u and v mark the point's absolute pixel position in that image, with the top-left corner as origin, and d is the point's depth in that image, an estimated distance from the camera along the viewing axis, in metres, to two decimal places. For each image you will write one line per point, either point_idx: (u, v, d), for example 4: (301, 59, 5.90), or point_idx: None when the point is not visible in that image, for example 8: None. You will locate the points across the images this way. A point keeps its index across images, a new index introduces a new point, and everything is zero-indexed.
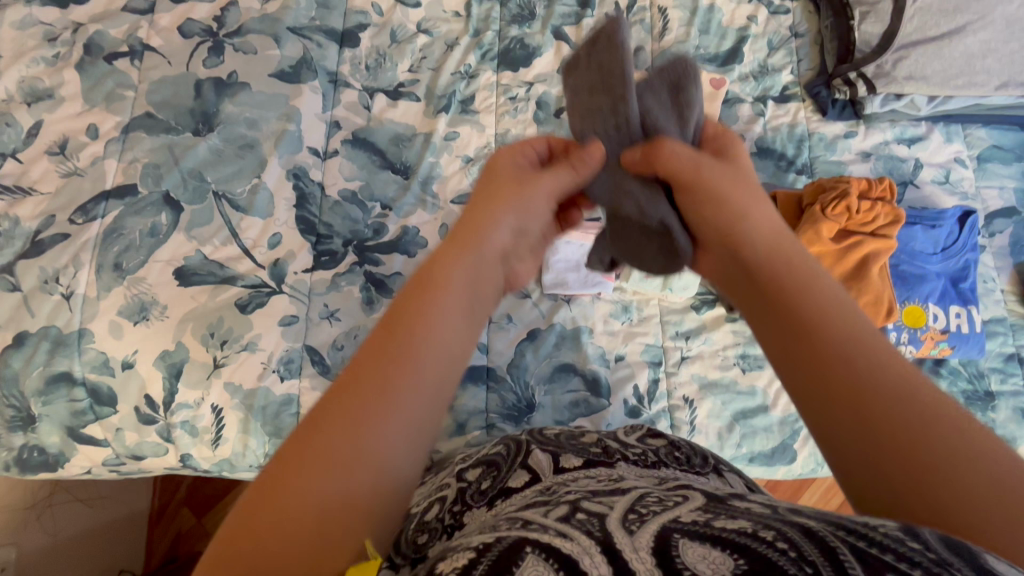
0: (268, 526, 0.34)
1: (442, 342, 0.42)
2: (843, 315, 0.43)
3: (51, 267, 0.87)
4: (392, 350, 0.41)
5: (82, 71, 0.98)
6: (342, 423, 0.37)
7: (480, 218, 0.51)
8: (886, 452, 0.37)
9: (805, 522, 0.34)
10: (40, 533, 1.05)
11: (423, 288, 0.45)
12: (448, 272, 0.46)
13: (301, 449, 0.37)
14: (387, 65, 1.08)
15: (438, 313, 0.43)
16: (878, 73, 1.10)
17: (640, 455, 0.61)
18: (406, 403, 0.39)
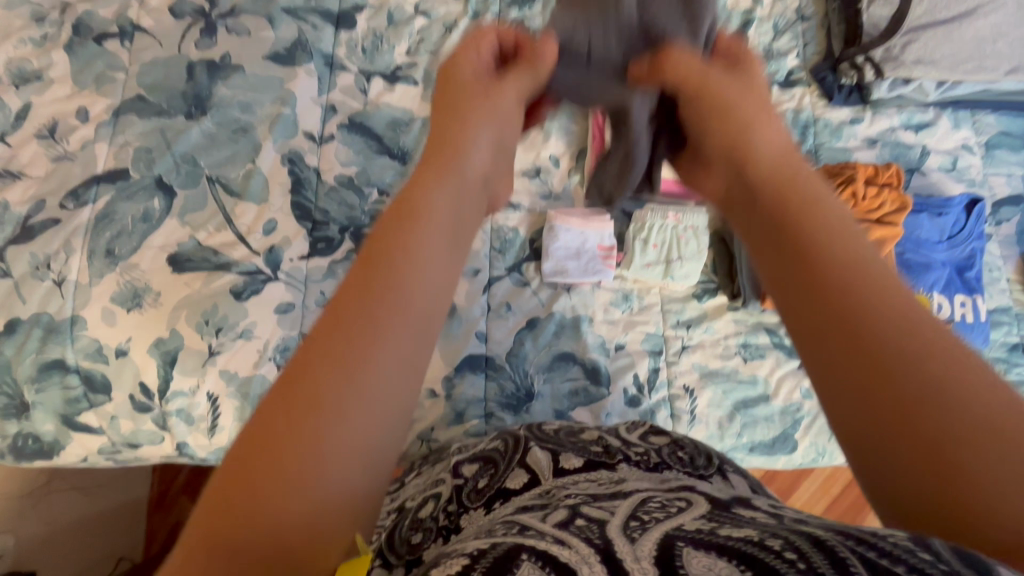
0: (257, 478, 0.32)
1: (422, 268, 0.40)
2: (853, 241, 0.40)
3: (43, 253, 0.85)
4: (370, 280, 0.38)
5: (71, 52, 0.96)
6: (332, 360, 0.35)
7: (453, 140, 0.49)
8: (902, 389, 0.33)
9: (815, 532, 0.32)
10: (36, 522, 1.07)
11: (399, 215, 0.42)
12: (426, 196, 0.43)
13: (284, 394, 0.34)
14: (384, 48, 1.06)
15: (414, 237, 0.41)
16: (886, 57, 1.07)
17: (642, 455, 0.59)
18: (383, 327, 0.37)
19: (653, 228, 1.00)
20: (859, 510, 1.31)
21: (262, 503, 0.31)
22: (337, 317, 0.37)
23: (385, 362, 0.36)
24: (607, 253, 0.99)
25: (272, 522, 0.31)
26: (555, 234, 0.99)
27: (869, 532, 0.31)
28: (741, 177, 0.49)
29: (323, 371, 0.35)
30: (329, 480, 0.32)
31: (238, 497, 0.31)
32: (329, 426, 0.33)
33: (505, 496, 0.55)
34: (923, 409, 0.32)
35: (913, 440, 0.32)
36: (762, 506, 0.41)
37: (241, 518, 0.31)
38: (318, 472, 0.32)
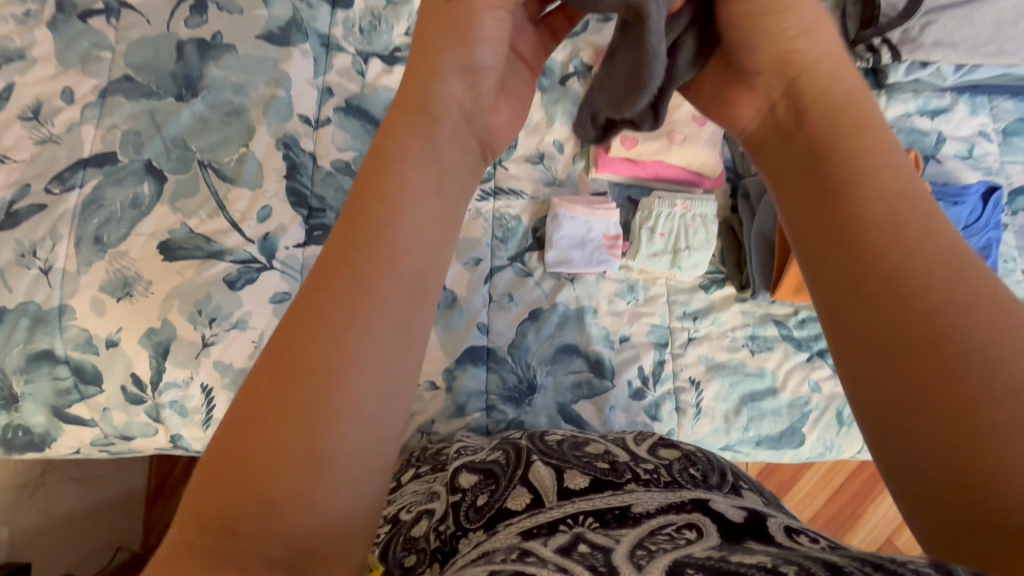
0: (243, 460, 0.30)
1: (405, 222, 0.37)
2: (882, 199, 0.39)
3: (28, 239, 0.82)
4: (349, 238, 0.36)
5: (55, 30, 0.92)
6: (312, 327, 0.33)
7: (430, 77, 0.44)
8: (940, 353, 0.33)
9: (831, 559, 0.31)
10: (35, 511, 1.03)
11: (376, 166, 0.39)
12: (404, 144, 0.40)
13: (266, 366, 0.32)
14: (383, 28, 1.01)
15: (395, 188, 0.38)
16: (904, 39, 1.03)
17: (651, 472, 0.58)
18: (364, 288, 0.34)
19: (660, 217, 0.97)
20: (862, 502, 1.29)
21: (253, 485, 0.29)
22: (317, 280, 0.35)
23: (369, 326, 0.34)
24: (613, 242, 0.96)
25: (263, 508, 0.29)
26: (559, 222, 0.96)
27: (889, 559, 0.30)
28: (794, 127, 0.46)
29: (303, 340, 0.32)
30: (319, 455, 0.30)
31: (228, 482, 0.29)
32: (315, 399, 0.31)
33: (506, 517, 0.52)
34: (951, 372, 0.32)
35: (935, 399, 0.32)
36: (778, 537, 0.39)
37: (232, 508, 0.29)
38: (308, 452, 0.30)
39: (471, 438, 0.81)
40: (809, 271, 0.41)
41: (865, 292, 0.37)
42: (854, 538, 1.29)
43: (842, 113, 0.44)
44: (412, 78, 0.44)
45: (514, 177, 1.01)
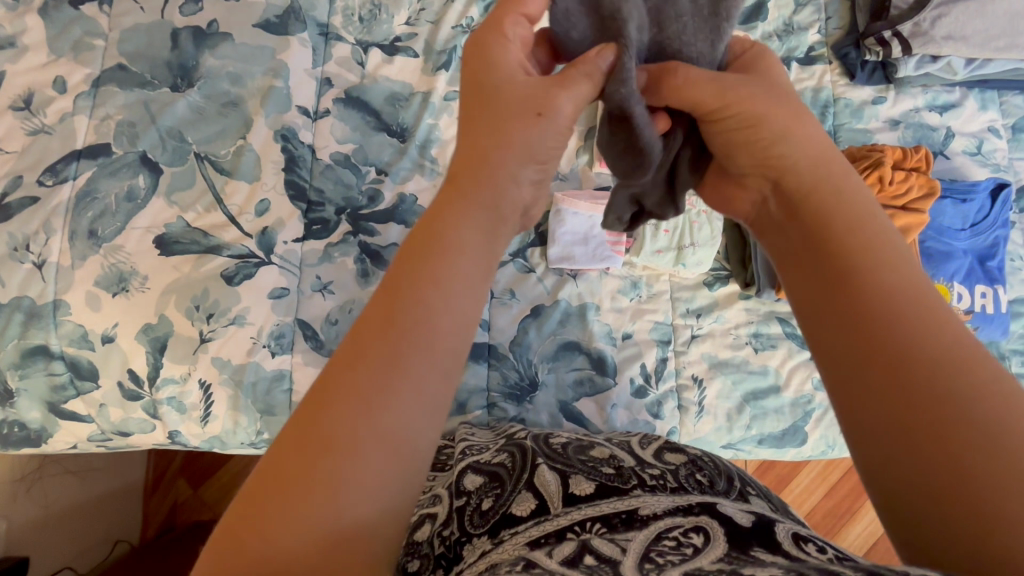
0: (268, 517, 0.29)
1: (452, 304, 0.36)
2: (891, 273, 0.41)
3: (21, 232, 0.81)
4: (390, 315, 0.34)
5: (46, 16, 0.90)
6: (346, 400, 0.32)
7: (487, 151, 0.44)
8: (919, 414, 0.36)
9: (841, 571, 0.30)
10: (32, 504, 1.00)
11: (420, 243, 0.38)
12: (453, 225, 0.39)
13: (296, 428, 0.32)
14: (383, 17, 0.99)
15: (440, 263, 0.37)
16: (915, 32, 1.01)
17: (658, 478, 0.57)
18: (403, 371, 0.33)
19: None
20: (860, 498, 1.30)
21: (269, 535, 0.29)
22: (352, 354, 0.33)
23: (404, 412, 0.32)
24: (616, 239, 0.95)
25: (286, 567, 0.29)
26: (562, 217, 0.95)
27: (899, 572, 0.29)
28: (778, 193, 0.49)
29: (336, 412, 0.31)
30: (335, 522, 0.29)
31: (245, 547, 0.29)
32: (339, 473, 0.30)
33: (511, 524, 0.52)
34: (952, 446, 0.34)
35: (945, 480, 0.34)
36: (786, 544, 0.39)
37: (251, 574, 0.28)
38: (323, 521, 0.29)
39: (474, 435, 0.80)
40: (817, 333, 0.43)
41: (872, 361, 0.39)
42: (851, 533, 1.29)
43: (825, 192, 0.46)
44: (472, 148, 0.44)
45: None
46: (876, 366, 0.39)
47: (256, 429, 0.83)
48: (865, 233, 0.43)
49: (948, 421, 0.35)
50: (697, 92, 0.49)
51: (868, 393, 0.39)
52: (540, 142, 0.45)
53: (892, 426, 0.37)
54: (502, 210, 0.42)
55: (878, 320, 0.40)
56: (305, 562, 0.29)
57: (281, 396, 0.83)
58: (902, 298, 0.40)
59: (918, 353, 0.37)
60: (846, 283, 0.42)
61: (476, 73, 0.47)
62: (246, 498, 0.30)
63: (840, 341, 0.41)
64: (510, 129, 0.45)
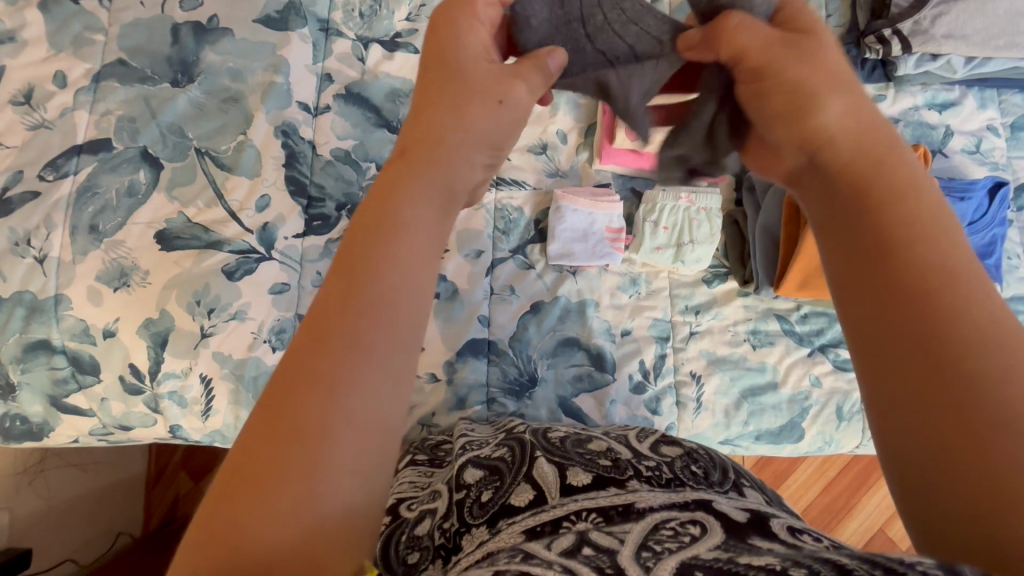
0: (248, 506, 0.30)
1: (408, 282, 0.36)
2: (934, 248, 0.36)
3: (22, 227, 0.81)
4: (346, 298, 0.35)
5: (46, 11, 0.90)
6: (305, 386, 0.32)
7: (438, 132, 0.44)
8: (941, 402, 0.33)
9: (838, 560, 0.31)
10: (35, 497, 1.01)
11: (370, 223, 0.37)
12: (405, 203, 0.38)
13: (265, 417, 0.32)
14: (383, 13, 0.99)
15: (395, 242, 0.37)
16: (916, 30, 1.01)
17: (653, 470, 0.58)
18: (362, 353, 0.33)
19: (664, 210, 0.96)
20: (856, 493, 1.31)
21: (249, 522, 0.29)
22: (312, 340, 0.34)
23: (365, 393, 0.32)
24: (615, 236, 0.96)
25: (272, 552, 0.29)
26: (562, 214, 0.95)
27: (895, 560, 0.29)
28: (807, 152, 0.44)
29: (302, 400, 0.32)
30: (311, 510, 0.30)
31: (228, 532, 0.29)
32: (315, 459, 0.30)
33: (509, 514, 0.52)
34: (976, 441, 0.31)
35: (956, 472, 0.32)
36: (781, 534, 0.40)
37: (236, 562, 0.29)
38: (306, 507, 0.30)
39: (474, 429, 0.81)
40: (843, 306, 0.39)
41: (907, 341, 0.35)
42: (847, 528, 1.30)
43: (860, 153, 0.41)
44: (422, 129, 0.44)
45: (516, 168, 0.99)
46: (900, 339, 0.35)
47: None
48: (902, 197, 0.39)
49: (974, 404, 0.32)
50: (746, 39, 0.48)
51: (892, 366, 0.35)
52: (490, 124, 0.46)
53: (914, 404, 0.34)
54: (456, 188, 0.42)
55: (914, 289, 0.35)
56: (287, 549, 0.29)
57: None
58: (936, 268, 0.36)
59: (952, 329, 0.34)
60: (875, 248, 0.38)
61: (431, 55, 0.49)
62: (222, 490, 0.31)
63: (867, 309, 0.37)
64: (463, 112, 0.46)
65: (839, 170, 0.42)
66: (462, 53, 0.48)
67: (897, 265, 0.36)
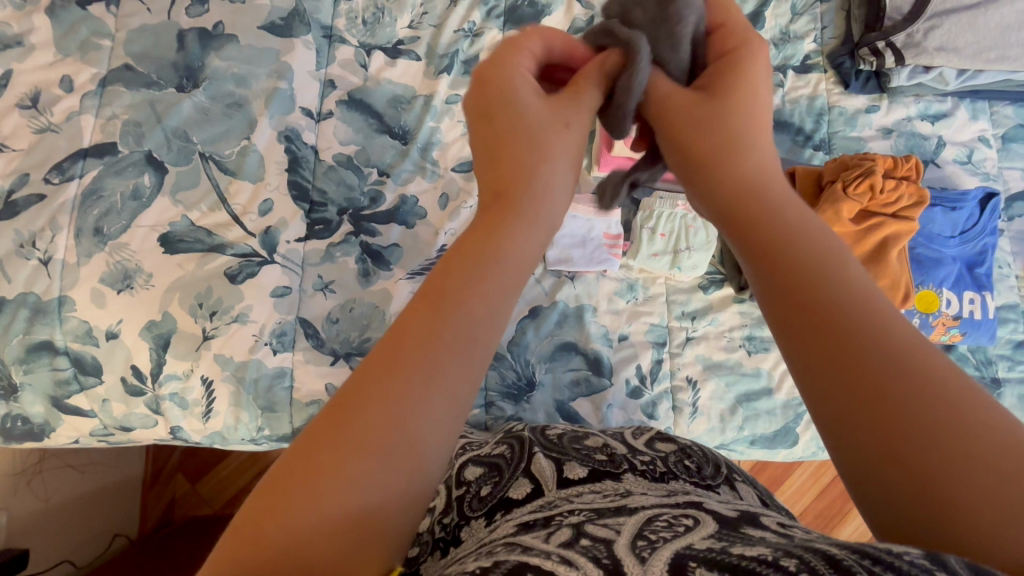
0: (284, 499, 0.31)
1: (469, 309, 0.37)
2: (852, 273, 0.38)
3: (27, 230, 0.82)
4: (434, 325, 0.36)
5: (54, 16, 0.91)
6: (372, 404, 0.33)
7: (521, 157, 0.45)
8: (895, 419, 0.32)
9: (827, 549, 0.32)
10: (31, 498, 1.00)
11: (468, 262, 0.39)
12: (500, 241, 0.40)
13: (326, 418, 0.33)
14: (386, 20, 1.01)
15: (477, 275, 0.38)
16: (908, 43, 1.04)
17: (647, 464, 0.60)
18: (439, 383, 0.34)
19: (661, 217, 0.98)
20: (851, 499, 1.32)
21: (285, 522, 0.30)
22: (383, 356, 0.35)
23: (433, 416, 0.34)
24: (614, 242, 0.97)
25: (300, 549, 0.30)
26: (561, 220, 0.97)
27: (882, 548, 0.30)
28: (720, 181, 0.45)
29: (360, 414, 0.33)
30: (345, 509, 0.31)
31: (262, 526, 0.30)
32: (363, 469, 0.32)
33: (506, 507, 0.54)
34: (940, 458, 0.30)
35: (925, 489, 0.30)
36: (771, 524, 0.41)
37: (265, 555, 0.29)
38: (337, 512, 0.31)
39: (473, 434, 0.82)
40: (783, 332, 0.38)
41: (848, 361, 0.34)
42: (841, 533, 1.31)
43: (774, 178, 0.44)
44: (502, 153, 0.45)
45: None
46: (833, 353, 0.35)
47: (257, 425, 0.84)
48: (802, 218, 0.41)
49: (915, 408, 0.32)
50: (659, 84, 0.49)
51: (829, 385, 0.35)
52: (572, 139, 0.46)
53: (862, 416, 0.33)
54: (552, 223, 0.44)
55: (838, 296, 0.37)
56: (321, 548, 0.30)
57: (283, 393, 0.84)
58: (850, 280, 0.37)
59: (891, 340, 0.34)
60: (801, 266, 0.38)
61: (486, 72, 0.47)
62: (266, 491, 0.31)
63: (804, 327, 0.37)
64: (539, 127, 0.45)
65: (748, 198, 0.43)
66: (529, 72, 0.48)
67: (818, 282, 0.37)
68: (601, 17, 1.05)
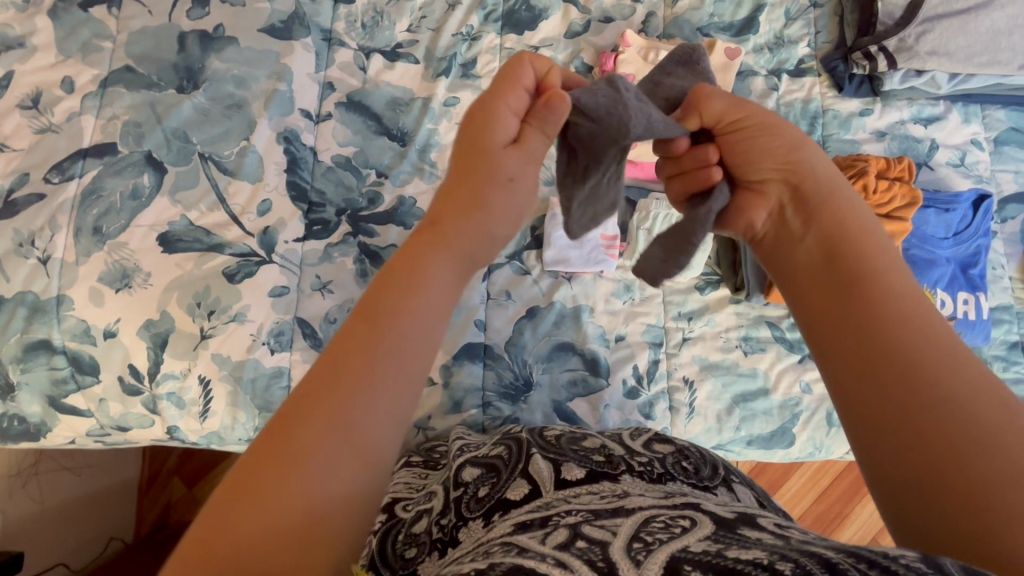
0: (253, 496, 0.35)
1: (414, 324, 0.43)
2: (902, 312, 0.45)
3: (27, 229, 0.82)
4: (368, 340, 0.41)
5: (55, 18, 0.92)
6: (322, 411, 0.38)
7: (475, 202, 0.50)
8: (924, 441, 0.40)
9: (824, 553, 0.33)
10: (28, 499, 1.00)
11: (401, 275, 0.45)
12: (428, 266, 0.46)
13: (278, 425, 0.38)
14: (385, 24, 1.02)
15: (407, 294, 0.44)
16: (901, 47, 1.05)
17: (645, 465, 0.60)
18: (380, 394, 0.39)
19: (657, 219, 0.97)
20: (850, 502, 1.32)
21: (245, 522, 0.34)
22: (321, 372, 0.40)
23: (374, 421, 0.39)
24: (611, 242, 0.96)
25: (253, 544, 0.34)
26: (557, 222, 0.97)
27: (880, 552, 0.32)
28: (798, 204, 0.54)
29: (314, 423, 0.37)
30: (307, 502, 0.35)
31: (221, 519, 0.35)
32: (318, 474, 0.36)
33: (504, 508, 0.54)
34: (958, 475, 0.38)
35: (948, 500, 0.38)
36: (768, 525, 0.41)
37: (217, 547, 0.34)
38: (307, 513, 0.35)
39: (470, 434, 0.82)
40: (827, 362, 0.47)
41: (885, 390, 0.42)
42: (841, 536, 1.31)
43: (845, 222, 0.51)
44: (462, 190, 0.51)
45: None
46: (864, 369, 0.44)
47: (254, 425, 0.84)
48: (864, 249, 0.49)
49: (942, 414, 0.40)
50: (721, 100, 0.55)
51: (864, 393, 0.43)
52: (516, 196, 0.52)
53: (893, 421, 0.41)
54: (481, 260, 0.51)
55: (878, 335, 0.44)
56: (277, 544, 0.34)
57: (280, 393, 0.84)
58: (897, 305, 0.45)
59: (922, 376, 0.41)
60: (853, 310, 0.46)
61: (473, 112, 0.52)
62: (221, 494, 0.36)
63: (851, 360, 0.45)
64: (485, 171, 0.51)
65: (818, 224, 0.52)
66: (514, 103, 0.52)
67: (863, 302, 0.46)
68: (597, 23, 1.07)
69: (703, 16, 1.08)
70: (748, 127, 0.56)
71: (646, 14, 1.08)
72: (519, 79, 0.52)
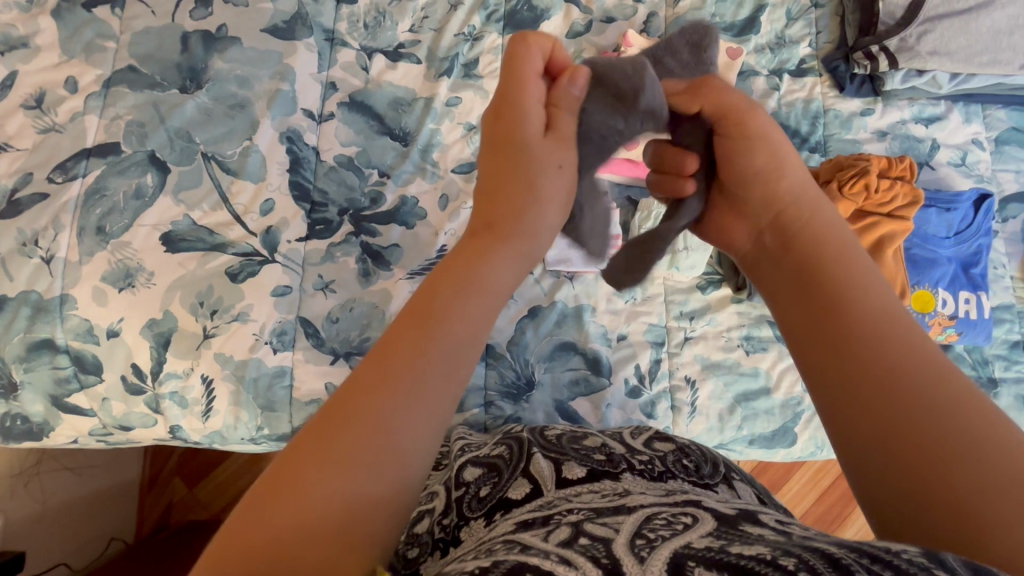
0: (283, 494, 0.35)
1: (458, 329, 0.43)
2: (891, 322, 0.45)
3: (30, 229, 0.82)
4: (415, 343, 0.41)
5: (59, 19, 0.92)
6: (361, 413, 0.38)
7: (523, 206, 0.52)
8: (912, 447, 0.40)
9: (826, 549, 0.33)
10: (30, 499, 1.00)
11: (452, 280, 0.45)
12: (477, 266, 0.46)
13: (314, 426, 0.38)
14: (387, 24, 1.02)
15: (455, 298, 0.44)
16: (902, 47, 1.05)
17: (646, 463, 0.60)
18: (424, 394, 0.40)
19: (659, 218, 0.97)
20: (851, 503, 1.32)
21: (277, 519, 0.35)
22: (361, 374, 0.40)
23: (411, 426, 0.39)
24: (613, 242, 0.96)
25: (282, 541, 0.34)
26: None
27: (881, 548, 0.32)
28: (777, 226, 0.55)
29: (352, 423, 0.38)
30: (328, 505, 0.36)
31: (253, 516, 0.35)
32: (352, 476, 0.36)
33: (506, 507, 0.55)
34: (949, 482, 0.37)
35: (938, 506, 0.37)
36: (769, 522, 0.42)
37: (245, 542, 0.34)
38: (334, 513, 0.35)
39: (473, 433, 0.82)
40: (811, 369, 0.47)
41: (873, 398, 0.42)
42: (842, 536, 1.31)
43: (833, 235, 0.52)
44: (505, 193, 0.52)
45: None
46: (851, 376, 0.44)
47: (256, 424, 0.85)
48: (853, 259, 0.50)
49: (928, 427, 0.39)
50: (726, 101, 0.58)
51: (850, 403, 0.44)
52: (558, 191, 0.54)
53: (876, 435, 0.42)
54: (534, 257, 0.51)
55: (864, 343, 0.45)
56: (303, 543, 0.34)
57: (282, 392, 0.84)
58: (883, 314, 0.46)
59: (909, 384, 0.41)
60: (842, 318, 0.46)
61: (500, 108, 0.54)
62: (256, 492, 0.36)
63: (838, 367, 0.45)
64: (530, 169, 0.53)
65: (796, 245, 0.53)
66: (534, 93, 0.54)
67: (846, 316, 0.46)
68: (599, 23, 1.07)
69: (704, 16, 1.08)
70: (745, 135, 0.58)
71: (648, 14, 1.08)
72: (530, 68, 0.53)
